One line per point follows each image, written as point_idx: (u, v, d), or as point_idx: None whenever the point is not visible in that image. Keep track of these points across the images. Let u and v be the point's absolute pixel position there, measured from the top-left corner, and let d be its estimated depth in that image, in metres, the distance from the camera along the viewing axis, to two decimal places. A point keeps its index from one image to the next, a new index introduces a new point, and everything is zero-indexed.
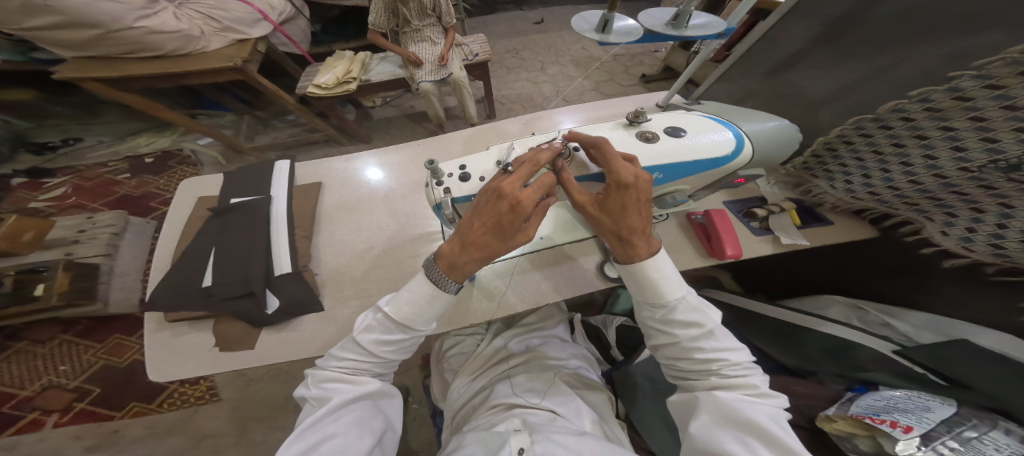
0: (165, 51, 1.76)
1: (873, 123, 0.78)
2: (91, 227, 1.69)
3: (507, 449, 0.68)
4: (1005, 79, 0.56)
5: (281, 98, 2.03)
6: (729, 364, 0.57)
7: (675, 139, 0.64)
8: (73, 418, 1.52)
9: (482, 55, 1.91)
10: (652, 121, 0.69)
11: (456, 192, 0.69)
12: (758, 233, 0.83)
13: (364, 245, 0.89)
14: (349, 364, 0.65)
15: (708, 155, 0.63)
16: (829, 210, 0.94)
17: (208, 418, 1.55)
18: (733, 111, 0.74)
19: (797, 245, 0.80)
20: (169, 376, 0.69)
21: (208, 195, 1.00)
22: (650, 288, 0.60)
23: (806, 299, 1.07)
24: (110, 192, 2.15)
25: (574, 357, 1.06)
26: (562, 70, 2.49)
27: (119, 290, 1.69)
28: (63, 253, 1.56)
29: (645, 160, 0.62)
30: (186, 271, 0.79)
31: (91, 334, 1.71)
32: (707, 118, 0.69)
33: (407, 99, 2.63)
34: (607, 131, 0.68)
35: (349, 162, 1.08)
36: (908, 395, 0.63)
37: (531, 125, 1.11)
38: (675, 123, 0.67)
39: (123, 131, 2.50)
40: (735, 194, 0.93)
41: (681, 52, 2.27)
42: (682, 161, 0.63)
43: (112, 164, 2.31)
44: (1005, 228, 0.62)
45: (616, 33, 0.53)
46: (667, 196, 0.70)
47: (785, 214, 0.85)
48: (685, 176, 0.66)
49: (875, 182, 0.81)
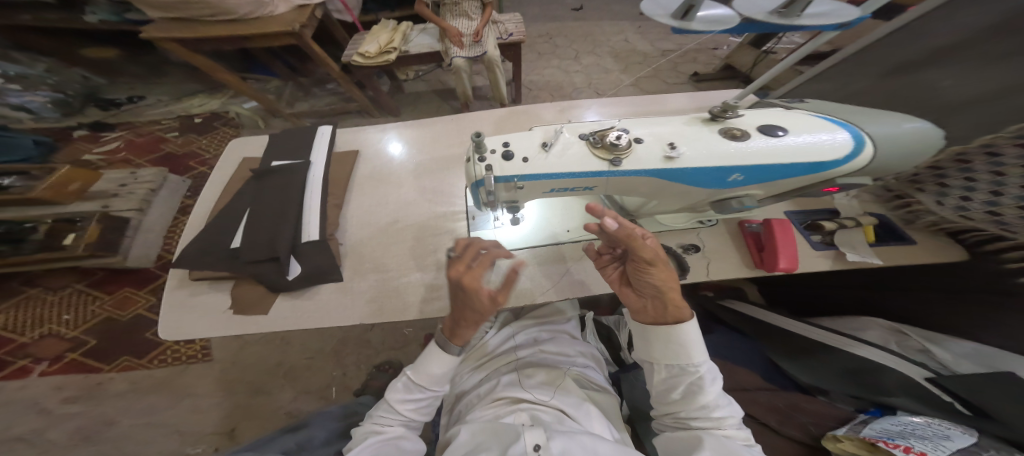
0: (238, 15, 1.75)
1: (1014, 141, 0.59)
2: (132, 182, 1.88)
3: (522, 444, 0.63)
4: None
5: (327, 65, 1.96)
6: (733, 423, 0.61)
7: (769, 138, 0.55)
8: (61, 368, 1.51)
9: (518, 35, 1.82)
10: (745, 116, 0.59)
11: (498, 171, 0.60)
12: (817, 248, 0.73)
13: (389, 219, 0.85)
14: (381, 419, 0.71)
15: (808, 158, 0.54)
16: (918, 229, 0.79)
17: (196, 377, 1.53)
18: (848, 111, 0.62)
19: (866, 263, 0.69)
20: (179, 334, 0.66)
21: (251, 156, 0.99)
22: (683, 351, 0.60)
23: (841, 319, 1.01)
24: (157, 149, 2.33)
25: (581, 355, 1.02)
26: (598, 62, 2.43)
27: (141, 245, 1.74)
28: (102, 205, 1.75)
29: (725, 159, 0.54)
30: (217, 230, 0.78)
31: (104, 285, 1.71)
32: (816, 117, 0.58)
33: (437, 74, 2.57)
34: (682, 124, 0.60)
35: (382, 133, 1.05)
36: (929, 422, 0.64)
37: (567, 113, 1.06)
38: (774, 119, 0.57)
39: (179, 92, 2.75)
40: (800, 204, 0.83)
41: (749, 51, 2.22)
42: (773, 163, 0.54)
43: (166, 122, 2.52)
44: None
45: (701, 21, 0.44)
46: (732, 201, 0.61)
47: (860, 229, 0.74)
48: (771, 181, 0.57)
49: (1002, 200, 0.62)
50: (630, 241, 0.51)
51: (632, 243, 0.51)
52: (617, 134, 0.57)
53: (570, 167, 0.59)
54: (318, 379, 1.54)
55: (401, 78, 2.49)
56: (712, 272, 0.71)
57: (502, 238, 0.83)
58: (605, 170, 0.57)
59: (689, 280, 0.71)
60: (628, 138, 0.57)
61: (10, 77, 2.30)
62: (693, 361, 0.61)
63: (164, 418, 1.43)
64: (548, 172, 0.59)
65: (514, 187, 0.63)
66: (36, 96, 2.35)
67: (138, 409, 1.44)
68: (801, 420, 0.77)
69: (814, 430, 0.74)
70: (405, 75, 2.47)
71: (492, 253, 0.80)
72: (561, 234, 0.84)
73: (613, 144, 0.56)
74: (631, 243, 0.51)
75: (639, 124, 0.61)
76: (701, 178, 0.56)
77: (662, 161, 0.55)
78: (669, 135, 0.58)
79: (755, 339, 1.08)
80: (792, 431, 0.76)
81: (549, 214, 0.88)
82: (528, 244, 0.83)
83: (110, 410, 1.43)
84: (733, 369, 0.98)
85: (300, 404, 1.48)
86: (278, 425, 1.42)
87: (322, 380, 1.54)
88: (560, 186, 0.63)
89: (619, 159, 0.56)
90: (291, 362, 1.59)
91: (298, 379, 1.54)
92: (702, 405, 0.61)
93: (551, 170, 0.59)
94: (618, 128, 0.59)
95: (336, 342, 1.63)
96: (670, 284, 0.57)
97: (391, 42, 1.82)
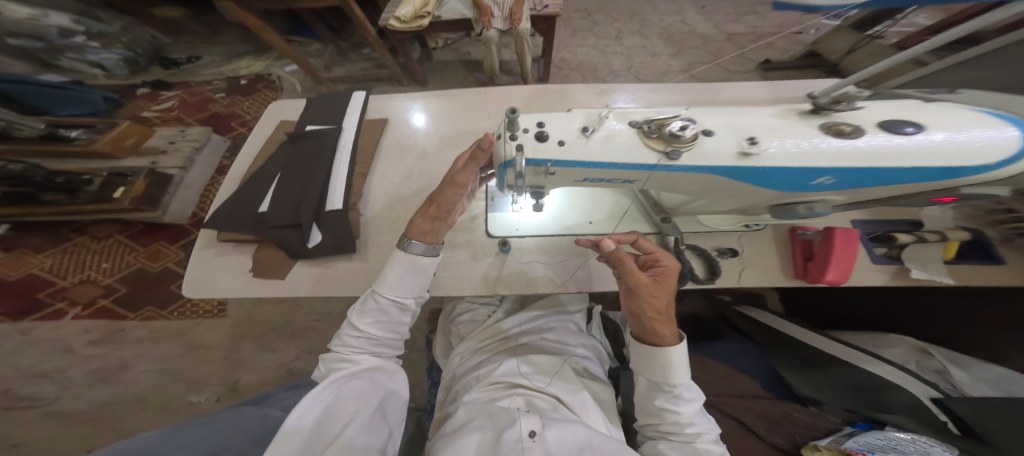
0: None
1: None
2: (181, 139, 1.82)
3: (517, 430, 0.64)
4: None
5: (364, 29, 1.86)
6: (708, 438, 0.64)
7: (895, 135, 0.48)
8: (94, 313, 1.54)
9: (552, 7, 1.70)
10: (862, 110, 0.53)
11: (530, 153, 0.56)
12: (877, 261, 0.69)
13: (412, 194, 0.82)
14: (350, 345, 0.66)
15: (927, 163, 0.47)
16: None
17: (210, 332, 1.55)
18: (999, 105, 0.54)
19: (934, 282, 0.66)
20: (204, 292, 0.66)
21: (287, 119, 0.95)
22: (664, 371, 0.62)
23: (862, 335, 0.96)
24: (205, 109, 2.28)
25: (584, 346, 1.00)
26: (642, 44, 2.28)
27: (180, 201, 1.72)
28: (150, 161, 1.71)
29: (815, 158, 0.49)
30: (247, 191, 0.76)
31: (140, 238, 1.72)
32: (976, 111, 0.50)
33: (467, 44, 2.45)
34: (766, 117, 0.54)
35: (411, 102, 1.00)
36: (913, 439, 0.64)
37: (605, 97, 1.00)
38: (898, 114, 0.50)
39: (233, 53, 2.67)
40: (874, 213, 0.76)
41: None
42: (870, 167, 0.48)
43: (216, 83, 2.45)
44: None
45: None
46: (800, 206, 0.57)
47: (939, 244, 0.67)
48: (862, 187, 0.52)
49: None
50: (617, 262, 0.57)
51: (619, 266, 0.57)
52: (680, 124, 0.52)
53: (614, 156, 0.55)
54: (322, 340, 1.56)
55: (431, 45, 2.37)
56: (744, 279, 0.70)
57: (520, 222, 0.80)
58: (658, 163, 0.53)
59: (717, 284, 0.70)
60: (694, 130, 0.52)
61: (90, 34, 2.19)
62: (670, 381, 0.63)
63: (180, 366, 1.48)
64: (586, 160, 0.55)
65: (545, 172, 0.59)
66: (111, 53, 2.29)
67: (157, 355, 1.48)
68: (788, 429, 0.77)
69: (799, 440, 0.75)
70: (435, 43, 2.36)
71: (508, 238, 0.78)
72: (580, 225, 0.79)
73: (674, 135, 0.51)
74: (618, 266, 0.57)
75: (708, 113, 0.56)
76: (778, 180, 0.52)
77: (736, 157, 0.51)
78: (729, 129, 0.53)
79: (762, 345, 1.04)
80: (776, 439, 0.76)
81: (574, 202, 0.83)
82: (546, 231, 0.80)
83: (131, 354, 1.48)
84: (734, 377, 0.94)
85: (307, 364, 1.51)
86: (282, 380, 1.45)
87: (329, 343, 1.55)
88: (602, 176, 0.59)
89: (677, 152, 0.52)
90: (300, 323, 1.60)
91: (307, 339, 1.57)
92: (675, 421, 0.65)
93: (590, 158, 0.55)
94: (683, 117, 0.54)
95: (343, 308, 1.64)
96: (656, 312, 0.59)
97: (426, 6, 1.72)
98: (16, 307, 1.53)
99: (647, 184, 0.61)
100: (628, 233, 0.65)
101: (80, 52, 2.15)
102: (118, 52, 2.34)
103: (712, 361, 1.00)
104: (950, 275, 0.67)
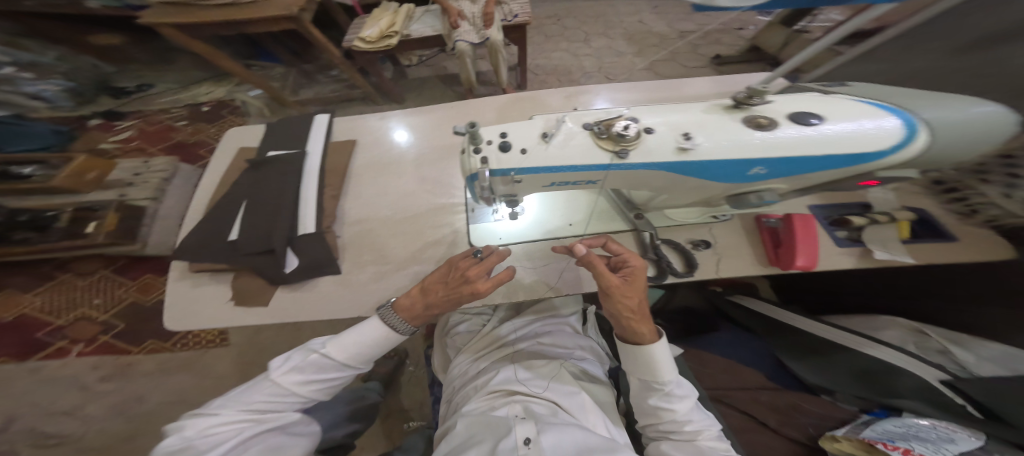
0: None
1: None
2: (144, 171, 1.76)
3: (513, 438, 0.64)
4: None
5: (330, 52, 1.86)
6: (711, 434, 0.62)
7: (802, 128, 0.49)
8: (96, 349, 1.56)
9: (521, 16, 1.76)
10: (774, 102, 0.53)
11: (494, 164, 0.56)
12: (841, 245, 0.68)
13: (388, 212, 0.83)
14: (257, 403, 0.57)
15: (848, 150, 0.48)
16: (976, 224, 0.70)
17: (217, 361, 1.56)
18: (898, 93, 0.54)
19: (895, 262, 0.65)
20: (186, 324, 0.67)
21: (248, 145, 0.97)
22: (650, 369, 0.63)
23: (857, 318, 0.94)
24: (167, 138, 2.30)
25: (580, 349, 0.98)
26: (610, 44, 2.32)
27: (160, 232, 1.69)
28: (117, 194, 1.65)
29: (745, 150, 0.50)
30: (214, 220, 0.76)
31: (127, 271, 1.73)
32: (859, 102, 0.51)
33: (442, 60, 2.49)
34: (698, 112, 0.54)
35: (383, 121, 1.01)
36: (934, 425, 0.61)
37: (574, 99, 1.01)
38: (805, 105, 0.51)
39: (189, 80, 2.68)
40: (828, 197, 0.77)
41: (777, 31, 2.09)
42: (803, 155, 0.49)
43: (174, 111, 2.49)
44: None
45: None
46: (752, 195, 0.58)
47: (891, 225, 0.68)
48: (796, 175, 0.52)
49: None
50: (589, 265, 0.57)
51: (592, 268, 0.58)
52: (625, 123, 0.53)
53: (573, 159, 0.55)
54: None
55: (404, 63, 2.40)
56: (723, 270, 0.69)
57: (502, 230, 0.79)
58: (611, 162, 0.54)
59: (697, 276, 0.69)
60: (638, 128, 0.53)
61: (21, 65, 2.17)
62: (659, 379, 0.63)
63: (190, 396, 1.48)
64: (548, 165, 0.56)
65: (512, 180, 0.60)
66: (47, 84, 2.24)
67: (169, 386, 1.50)
68: (801, 421, 0.76)
69: (812, 432, 0.73)
70: (408, 60, 2.39)
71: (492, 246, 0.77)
72: (561, 228, 0.79)
73: (620, 134, 0.52)
74: (591, 268, 0.58)
75: (652, 111, 0.57)
76: (720, 172, 0.52)
77: (676, 152, 0.52)
78: (680, 125, 0.53)
79: (759, 335, 1.01)
80: (790, 432, 0.74)
81: (552, 205, 0.83)
82: (525, 236, 0.79)
83: (141, 387, 1.49)
84: (735, 369, 0.92)
85: None
86: None
87: None
88: (564, 179, 0.60)
89: (626, 151, 0.53)
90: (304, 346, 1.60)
91: None
92: (673, 419, 0.63)
93: (552, 163, 0.56)
94: (627, 116, 0.55)
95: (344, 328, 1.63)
96: (632, 312, 0.60)
97: (392, 26, 1.76)
98: (19, 346, 1.56)
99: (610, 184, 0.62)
100: (598, 236, 0.66)
101: (13, 83, 2.09)
102: (56, 82, 2.30)
103: (707, 354, 0.98)
104: (913, 255, 0.66)
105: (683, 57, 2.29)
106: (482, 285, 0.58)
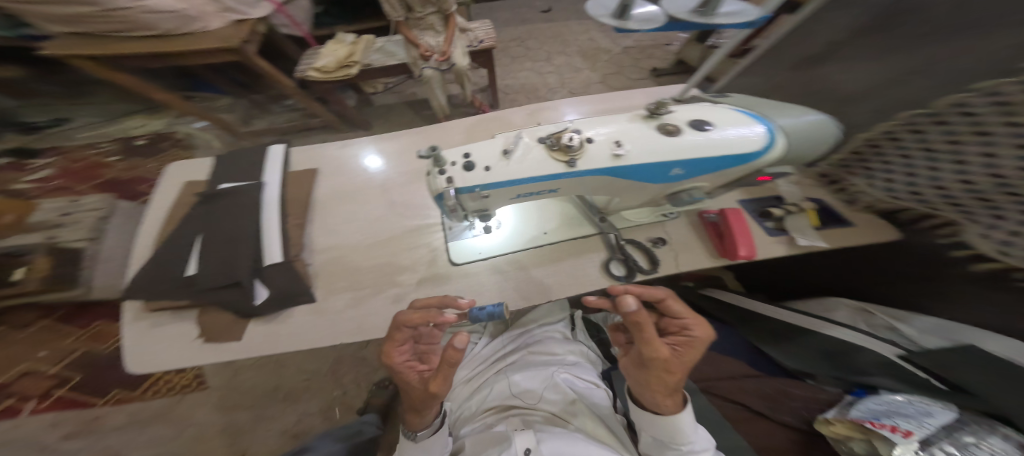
0: (161, 32, 1.53)
1: (927, 119, 0.67)
2: (75, 210, 1.43)
3: (513, 449, 0.66)
4: (1017, 104, 0.52)
5: (280, 83, 1.83)
6: None
7: (699, 132, 0.58)
8: (53, 404, 1.40)
9: (487, 41, 1.87)
10: (677, 111, 0.62)
11: (460, 182, 0.58)
12: (771, 234, 0.76)
13: (360, 237, 0.84)
14: None
15: (733, 151, 0.58)
16: (859, 210, 0.82)
17: (195, 408, 1.42)
18: (759, 103, 0.67)
19: (813, 247, 0.73)
20: (152, 366, 0.66)
21: (194, 179, 0.94)
22: (672, 433, 0.54)
23: (811, 301, 1.00)
24: (98, 175, 1.93)
25: (571, 353, 0.94)
26: (569, 61, 2.46)
27: (105, 274, 1.43)
28: (44, 236, 1.33)
29: (662, 153, 0.57)
30: (166, 260, 0.73)
31: (74, 319, 1.54)
32: (737, 111, 0.62)
33: (409, 86, 2.53)
34: (624, 122, 0.61)
35: (346, 148, 1.03)
36: (909, 400, 0.58)
37: (536, 115, 1.06)
38: (699, 113, 0.61)
39: (117, 112, 2.23)
40: (750, 192, 0.86)
41: (694, 46, 2.22)
42: (705, 157, 0.58)
43: (101, 145, 2.09)
44: (1016, 235, 0.56)
45: (635, 19, 0.59)
46: (684, 193, 0.66)
47: (802, 215, 0.78)
48: (704, 173, 0.61)
49: (918, 181, 0.69)
50: (636, 329, 0.43)
51: (637, 333, 0.44)
52: (571, 135, 0.58)
53: (530, 171, 0.58)
54: (321, 399, 1.47)
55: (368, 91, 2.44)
56: (679, 265, 0.74)
57: (480, 245, 0.80)
58: (563, 172, 0.58)
59: (661, 272, 0.74)
60: (581, 138, 0.58)
61: None
62: (678, 440, 0.55)
63: (177, 447, 1.36)
64: (510, 179, 0.58)
65: (479, 196, 0.61)
66: None
67: (146, 440, 1.35)
68: (792, 404, 0.72)
69: (805, 415, 0.69)
70: (374, 88, 2.43)
71: (472, 261, 0.78)
72: (535, 237, 0.81)
73: (568, 145, 0.57)
74: (636, 332, 0.44)
75: (592, 123, 0.62)
76: (645, 174, 0.59)
77: (610, 159, 0.58)
78: (615, 135, 0.59)
79: (734, 323, 1.01)
80: (783, 417, 0.71)
81: (525, 215, 0.85)
82: (501, 249, 0.80)
83: (115, 444, 1.34)
84: (720, 361, 0.92)
85: (306, 432, 1.40)
86: (283, 448, 1.35)
87: (320, 400, 1.47)
88: (525, 191, 0.62)
89: (574, 160, 0.58)
90: (290, 384, 1.50)
91: (300, 401, 1.47)
92: None
93: (514, 177, 0.58)
94: (572, 128, 0.60)
95: (332, 360, 1.55)
96: (664, 386, 0.49)
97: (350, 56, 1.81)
98: None
99: (570, 190, 0.65)
100: (654, 287, 0.51)
101: None
102: None
103: None
104: (825, 239, 0.76)
105: (626, 70, 2.44)
106: (399, 332, 0.54)
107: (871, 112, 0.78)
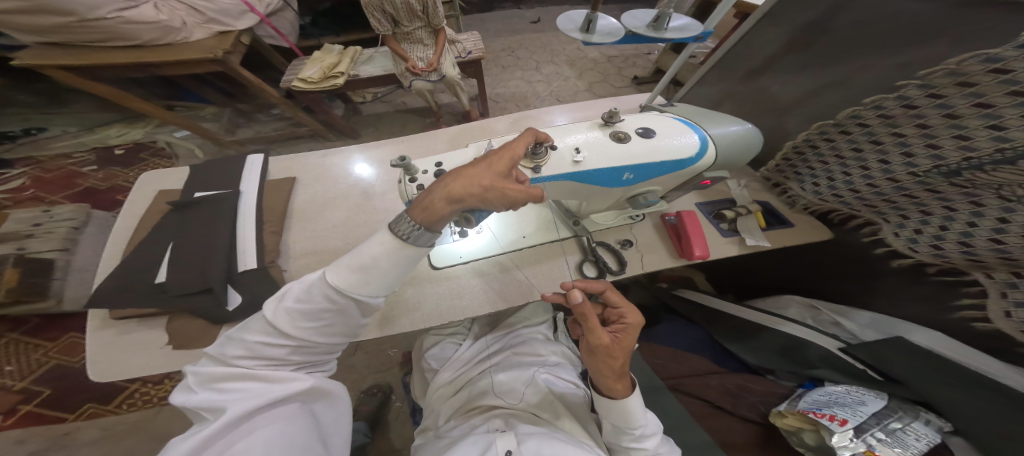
0: (142, 41, 1.56)
1: (834, 129, 0.77)
2: (47, 220, 1.39)
3: (493, 450, 0.64)
4: (897, 118, 0.64)
5: (266, 92, 1.85)
6: None
7: (646, 140, 0.62)
8: (17, 422, 1.35)
9: (475, 52, 1.92)
10: (629, 120, 0.66)
11: (430, 189, 0.61)
12: (726, 235, 0.81)
13: (338, 242, 0.85)
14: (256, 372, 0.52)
15: (673, 157, 0.62)
16: (800, 210, 0.87)
17: (173, 420, 1.39)
18: (700, 113, 0.71)
19: (760, 247, 0.78)
20: (119, 373, 0.66)
21: (170, 188, 0.95)
22: (627, 423, 0.57)
23: (769, 299, 1.04)
24: (74, 184, 1.90)
25: (554, 354, 0.96)
26: (557, 70, 2.53)
27: (78, 285, 1.40)
28: (14, 247, 1.30)
29: (616, 159, 0.61)
30: (138, 267, 0.74)
31: (43, 332, 1.50)
32: (675, 120, 0.67)
33: (399, 95, 2.57)
34: (583, 131, 0.65)
35: (326, 158, 1.04)
36: (848, 390, 0.61)
37: (519, 123, 1.09)
38: (648, 122, 0.65)
39: (99, 122, 2.21)
40: (706, 195, 0.90)
41: (673, 56, 2.31)
42: (651, 162, 0.62)
43: (80, 155, 2.06)
44: (920, 233, 0.67)
45: (599, 33, 0.63)
46: (640, 197, 0.70)
47: (752, 216, 0.82)
48: (654, 178, 0.65)
49: (837, 185, 0.78)
50: (582, 318, 0.49)
51: (583, 321, 0.49)
52: (536, 143, 0.61)
53: None
54: None
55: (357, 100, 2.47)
56: (643, 266, 0.77)
57: (462, 250, 0.82)
58: (528, 177, 0.61)
59: (628, 273, 0.77)
60: (545, 146, 0.61)
61: None
62: (630, 424, 0.57)
63: None
64: None
65: None
66: None
67: None
68: (749, 400, 0.74)
69: (762, 409, 0.71)
70: (362, 97, 2.46)
71: (453, 265, 0.80)
72: (516, 241, 0.83)
73: (534, 153, 0.59)
74: (582, 322, 0.50)
75: (556, 132, 0.65)
76: (602, 179, 0.62)
77: (571, 165, 0.61)
78: (576, 144, 0.63)
79: (702, 322, 1.04)
80: (745, 412, 0.72)
81: (505, 220, 0.86)
82: (484, 252, 0.81)
83: None
84: (689, 358, 0.94)
85: None
86: None
87: None
88: None
89: (539, 166, 0.60)
90: None
91: None
92: None
93: None
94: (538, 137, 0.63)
95: None
96: (616, 375, 0.53)
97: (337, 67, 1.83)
98: None
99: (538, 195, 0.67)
100: (598, 281, 0.58)
101: None
102: None
103: (658, 345, 1.02)
104: (771, 238, 0.81)
105: (611, 79, 2.51)
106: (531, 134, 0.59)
107: (804, 118, 0.84)
